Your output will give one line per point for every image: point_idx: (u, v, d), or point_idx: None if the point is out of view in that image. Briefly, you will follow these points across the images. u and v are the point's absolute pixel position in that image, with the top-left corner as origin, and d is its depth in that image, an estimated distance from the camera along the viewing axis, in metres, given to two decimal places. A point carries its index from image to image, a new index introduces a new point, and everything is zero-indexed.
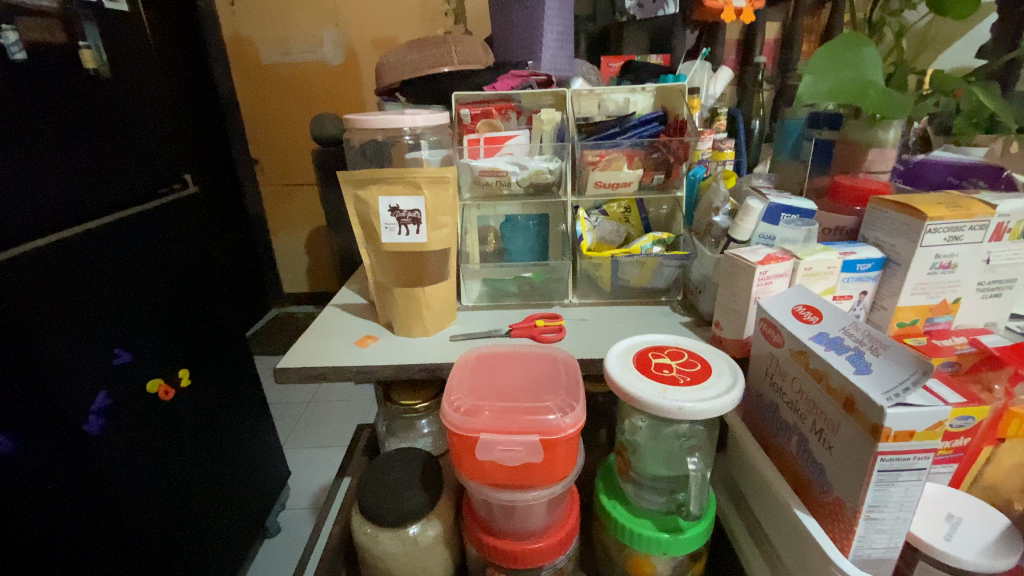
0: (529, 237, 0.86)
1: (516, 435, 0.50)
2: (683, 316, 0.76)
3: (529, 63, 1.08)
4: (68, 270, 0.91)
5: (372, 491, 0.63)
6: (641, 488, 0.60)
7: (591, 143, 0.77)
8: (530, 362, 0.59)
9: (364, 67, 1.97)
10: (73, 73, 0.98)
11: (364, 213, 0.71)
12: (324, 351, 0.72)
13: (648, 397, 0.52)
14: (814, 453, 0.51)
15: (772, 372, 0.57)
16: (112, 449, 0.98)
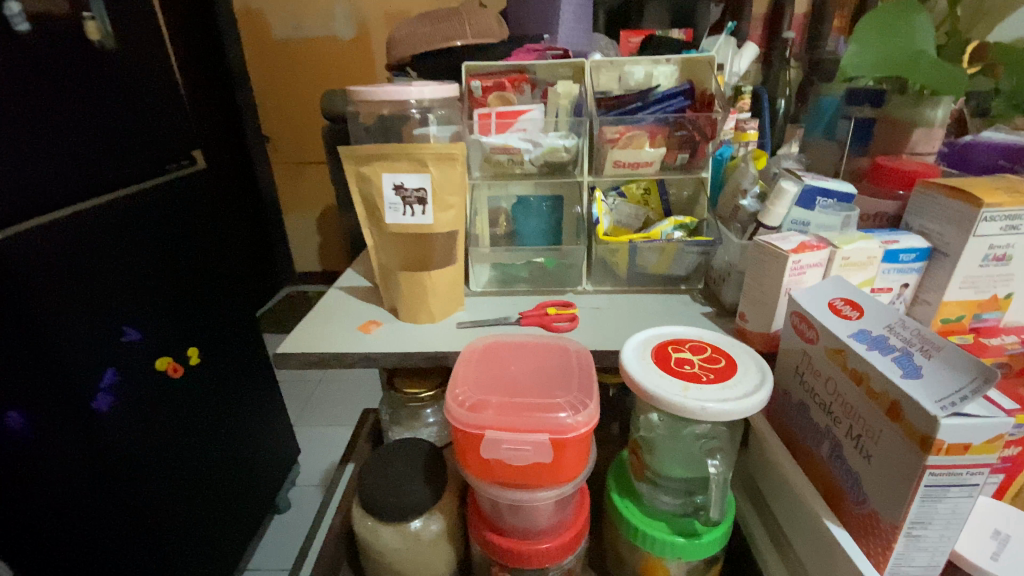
0: (543, 221, 0.81)
1: (523, 434, 0.46)
2: (704, 306, 0.72)
3: (545, 37, 1.04)
4: (72, 248, 0.88)
5: (374, 483, 0.60)
6: (657, 488, 0.57)
7: (611, 118, 0.72)
8: (540, 354, 0.55)
9: (377, 41, 1.94)
10: (84, 45, 0.92)
11: (367, 192, 0.67)
12: (325, 336, 0.69)
13: (668, 395, 0.48)
14: (850, 460, 0.47)
15: (803, 370, 0.53)
16: (120, 426, 0.96)
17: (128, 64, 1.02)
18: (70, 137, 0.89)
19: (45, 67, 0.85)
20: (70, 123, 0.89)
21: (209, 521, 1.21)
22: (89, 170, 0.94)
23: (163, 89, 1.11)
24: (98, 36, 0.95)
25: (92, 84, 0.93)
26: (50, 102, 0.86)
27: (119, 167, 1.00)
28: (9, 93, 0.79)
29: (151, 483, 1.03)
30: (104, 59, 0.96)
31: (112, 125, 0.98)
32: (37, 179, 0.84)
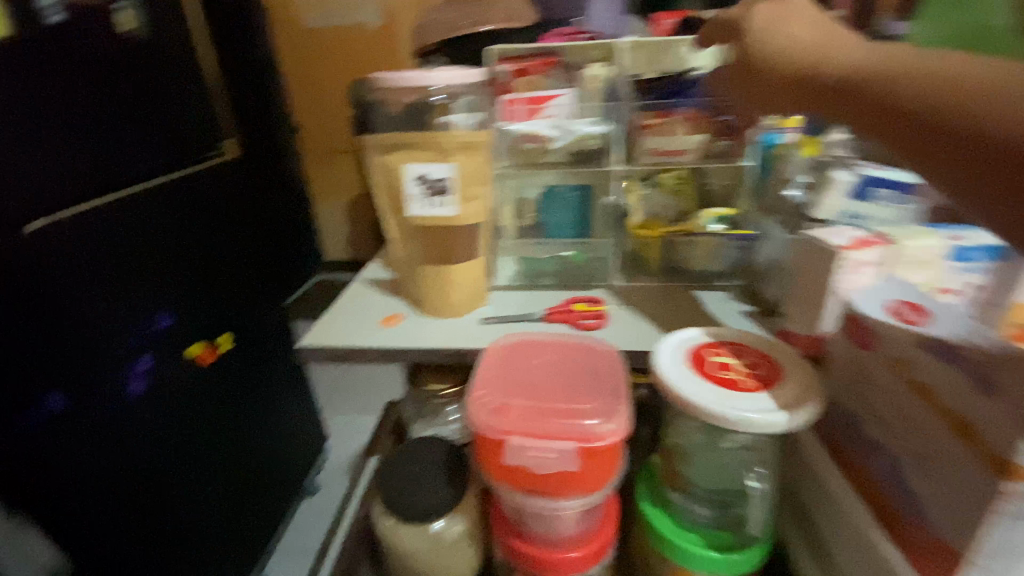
0: (571, 211, 0.75)
1: (550, 442, 0.44)
2: (743, 304, 0.67)
3: (574, 20, 1.02)
4: (107, 237, 0.89)
5: (395, 481, 0.59)
6: (691, 500, 0.53)
7: (646, 103, 0.69)
8: (568, 354, 0.52)
9: (403, 28, 1.92)
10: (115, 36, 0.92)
11: (389, 182, 0.65)
12: (348, 330, 0.67)
13: (707, 403, 0.45)
14: (910, 481, 0.43)
15: (857, 378, 0.48)
16: (153, 409, 0.99)
17: (159, 55, 1.02)
18: (103, 127, 0.90)
19: (81, 58, 0.86)
20: (104, 114, 0.90)
21: (239, 504, 1.23)
22: (120, 160, 0.95)
23: (196, 81, 1.11)
24: (132, 27, 0.95)
25: (123, 75, 0.94)
26: (84, 93, 0.86)
27: (152, 157, 1.02)
28: (41, 84, 0.80)
29: (184, 467, 1.06)
30: (138, 50, 0.96)
31: (144, 113, 0.98)
32: (67, 167, 0.85)
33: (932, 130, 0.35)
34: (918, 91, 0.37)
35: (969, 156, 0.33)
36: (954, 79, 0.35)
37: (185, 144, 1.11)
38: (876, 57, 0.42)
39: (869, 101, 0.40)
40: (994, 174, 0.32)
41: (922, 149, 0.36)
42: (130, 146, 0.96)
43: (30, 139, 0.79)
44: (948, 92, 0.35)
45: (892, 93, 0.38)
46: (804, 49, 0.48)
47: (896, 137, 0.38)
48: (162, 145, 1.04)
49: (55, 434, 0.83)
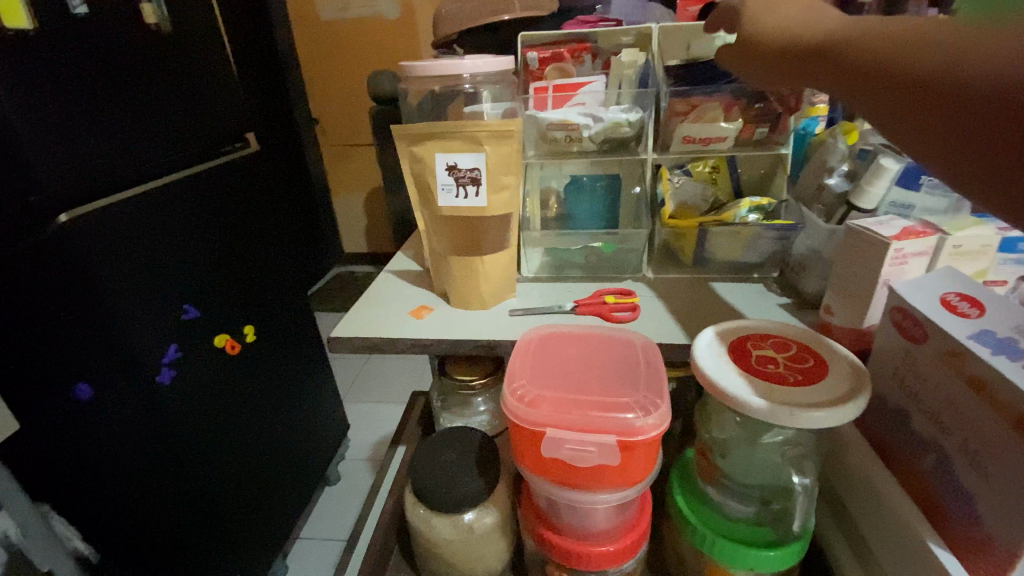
0: (596, 202, 0.75)
1: (587, 434, 0.43)
2: (779, 297, 0.66)
3: (599, 8, 1.01)
4: (133, 230, 0.91)
5: (425, 472, 0.59)
6: (727, 493, 0.52)
7: (680, 90, 0.66)
8: (602, 346, 0.51)
9: (422, 19, 1.91)
10: (139, 29, 0.92)
11: (418, 173, 0.64)
12: (376, 321, 0.67)
13: (748, 397, 0.44)
14: (961, 478, 0.41)
15: (903, 373, 0.47)
16: (181, 398, 1.00)
17: (183, 48, 1.03)
18: (131, 120, 0.92)
19: (108, 51, 0.87)
20: (133, 107, 0.92)
21: (263, 492, 1.25)
22: (148, 153, 0.96)
23: (220, 75, 1.13)
24: (154, 19, 0.96)
25: (148, 67, 0.95)
26: (110, 84, 0.87)
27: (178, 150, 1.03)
28: (68, 76, 0.81)
29: (212, 454, 1.08)
30: (161, 43, 0.98)
31: (168, 104, 0.99)
32: (100, 160, 0.87)
33: (916, 94, 0.31)
34: (900, 57, 0.33)
35: (958, 120, 0.29)
36: (939, 35, 0.31)
37: (210, 137, 1.12)
38: (849, 26, 0.38)
39: (848, 73, 0.36)
40: (982, 142, 0.28)
41: (906, 119, 0.32)
42: (156, 138, 0.98)
43: (60, 131, 0.80)
44: (929, 53, 0.31)
45: (872, 61, 0.34)
46: (783, 24, 0.43)
47: (882, 106, 0.34)
48: (187, 138, 1.05)
49: (76, 423, 0.85)
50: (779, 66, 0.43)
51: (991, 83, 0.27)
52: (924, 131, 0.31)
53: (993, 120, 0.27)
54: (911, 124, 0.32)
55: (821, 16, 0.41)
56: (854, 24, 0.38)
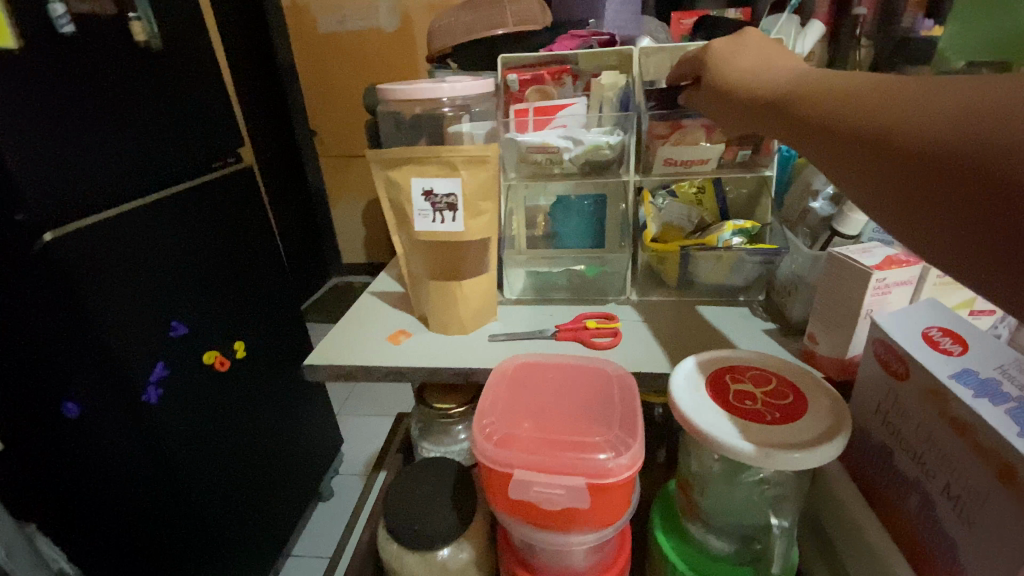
0: (583, 220, 0.75)
1: (557, 477, 0.41)
2: (765, 321, 0.64)
3: (591, 22, 1.00)
4: (120, 246, 0.90)
5: (400, 506, 0.57)
6: (708, 530, 0.50)
7: (659, 112, 0.65)
8: (578, 379, 0.50)
9: (419, 32, 1.91)
10: (127, 47, 0.91)
11: (395, 198, 0.63)
12: (353, 346, 0.66)
13: (725, 437, 0.42)
14: (942, 523, 0.39)
15: (886, 409, 0.45)
16: (168, 418, 0.98)
17: (173, 65, 1.02)
18: (119, 136, 0.91)
19: (92, 71, 0.86)
20: (121, 125, 0.91)
21: (255, 508, 1.23)
22: (139, 170, 0.95)
23: (213, 92, 1.12)
24: (144, 37, 0.95)
25: (136, 85, 0.94)
26: (95, 102, 0.86)
27: (171, 166, 1.03)
28: (53, 94, 0.80)
29: (201, 473, 1.06)
30: (149, 60, 0.97)
31: (157, 122, 0.98)
32: (87, 179, 0.86)
33: (879, 149, 0.31)
34: (858, 111, 0.33)
35: (919, 174, 0.29)
36: (897, 95, 0.32)
37: (202, 152, 1.11)
38: (817, 80, 0.39)
39: (812, 125, 0.37)
40: (943, 197, 0.28)
41: (872, 173, 0.32)
42: (146, 155, 0.96)
43: (44, 150, 0.79)
44: (885, 109, 0.32)
45: (833, 115, 0.35)
46: (761, 78, 0.44)
47: (845, 161, 0.34)
48: (177, 154, 1.04)
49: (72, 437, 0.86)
50: (753, 115, 0.44)
51: (946, 140, 0.27)
52: (889, 186, 0.31)
53: (944, 178, 0.27)
54: (874, 177, 0.32)
55: (791, 73, 0.42)
56: (822, 78, 0.38)
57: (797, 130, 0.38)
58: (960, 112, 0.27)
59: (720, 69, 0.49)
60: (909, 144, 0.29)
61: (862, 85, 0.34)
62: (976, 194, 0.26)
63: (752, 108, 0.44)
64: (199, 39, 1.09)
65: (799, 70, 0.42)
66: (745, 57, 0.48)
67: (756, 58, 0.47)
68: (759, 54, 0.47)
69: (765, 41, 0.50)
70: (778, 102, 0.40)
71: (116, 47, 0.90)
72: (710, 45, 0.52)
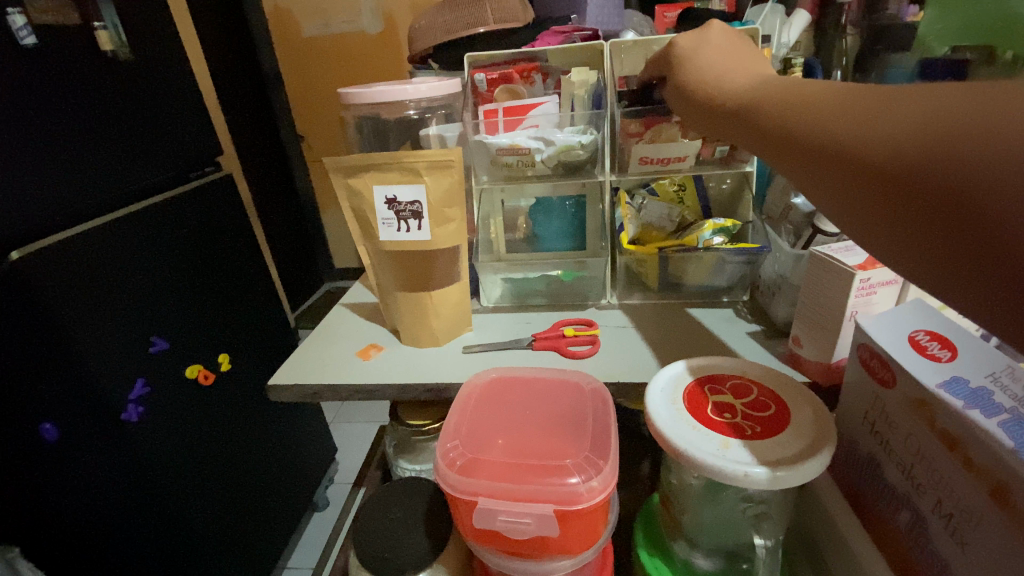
0: (565, 223, 0.72)
1: (523, 504, 0.39)
2: (750, 323, 0.62)
3: (573, 18, 0.97)
4: (92, 264, 0.86)
5: (373, 529, 0.54)
6: (692, 548, 0.48)
7: (632, 110, 0.63)
8: (549, 395, 0.47)
9: (404, 33, 1.87)
10: (91, 58, 0.88)
11: (358, 207, 0.60)
12: (323, 363, 0.63)
13: (702, 456, 0.39)
14: (934, 542, 0.37)
15: (874, 418, 0.43)
16: (148, 438, 0.95)
17: (143, 74, 0.99)
18: (87, 149, 0.87)
19: (56, 83, 0.83)
20: (90, 138, 0.88)
21: (246, 524, 1.20)
22: (109, 182, 0.92)
23: (187, 101, 1.09)
24: (112, 47, 0.92)
25: (104, 96, 0.91)
26: (60, 115, 0.83)
27: (145, 177, 0.99)
28: (13, 109, 0.77)
29: (191, 488, 1.04)
30: (117, 69, 0.93)
31: (127, 133, 0.95)
32: (52, 196, 0.82)
33: (839, 165, 0.29)
34: (817, 125, 0.31)
35: (886, 195, 0.26)
36: (854, 106, 0.29)
37: (178, 164, 1.07)
38: (775, 89, 0.36)
39: (772, 139, 0.34)
40: (915, 220, 0.25)
41: (836, 192, 0.29)
42: (117, 167, 0.93)
43: (5, 167, 0.75)
44: (840, 121, 0.29)
45: (793, 130, 0.32)
46: (726, 84, 0.41)
47: (810, 178, 0.31)
48: (151, 165, 1.01)
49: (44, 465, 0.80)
50: (716, 127, 0.41)
51: (911, 157, 0.25)
52: (855, 206, 0.28)
53: (912, 193, 0.25)
54: (839, 194, 0.29)
55: (753, 79, 0.40)
56: (780, 87, 0.36)
57: (759, 143, 0.36)
58: (920, 126, 0.25)
59: (685, 67, 0.46)
60: (871, 161, 0.27)
61: (821, 95, 0.32)
62: (948, 215, 0.24)
63: (713, 119, 0.41)
64: (171, 48, 1.06)
65: (764, 76, 0.40)
66: (714, 55, 0.45)
67: (719, 60, 0.45)
68: (719, 57, 0.45)
69: (729, 40, 0.47)
70: (738, 114, 0.38)
71: (80, 57, 0.87)
72: (673, 41, 0.49)
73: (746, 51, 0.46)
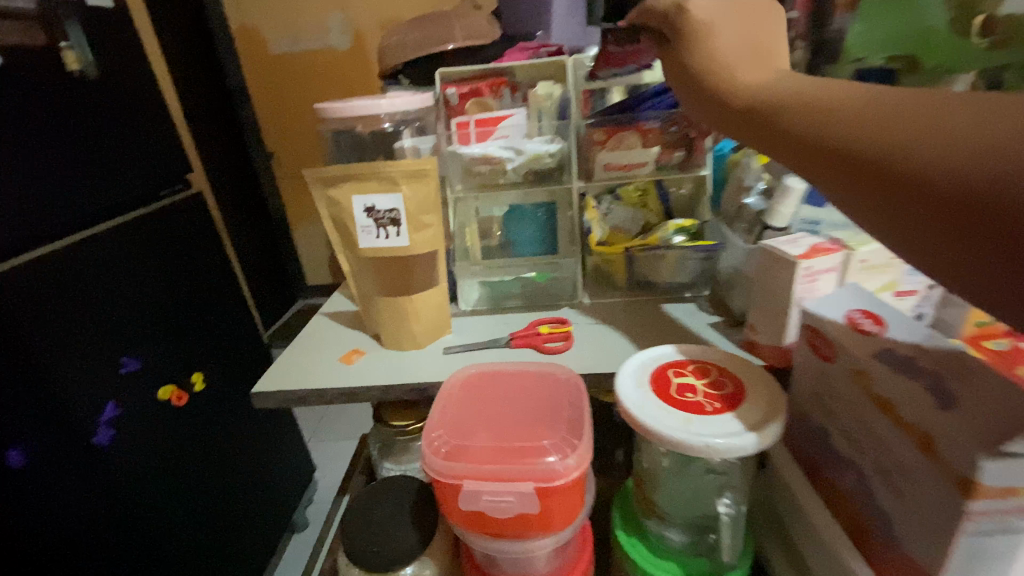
0: (537, 229, 0.75)
1: (507, 484, 0.41)
2: (711, 316, 0.66)
3: (540, 33, 1.01)
4: (60, 285, 0.86)
5: (361, 528, 0.56)
6: (665, 525, 0.51)
7: (596, 120, 0.68)
8: (528, 385, 0.50)
9: (373, 50, 1.91)
10: (59, 77, 0.89)
11: (338, 216, 0.63)
12: (306, 370, 0.65)
13: (669, 431, 0.43)
14: (878, 498, 0.41)
15: (821, 392, 0.47)
16: (121, 462, 0.94)
17: (111, 93, 1.00)
18: (54, 167, 0.87)
19: (23, 102, 0.83)
20: (58, 155, 0.88)
21: (222, 547, 1.18)
22: (78, 201, 0.92)
23: (155, 119, 1.10)
24: (78, 65, 0.92)
25: (73, 114, 0.91)
26: (28, 134, 0.83)
27: (113, 196, 0.99)
28: None
29: (167, 510, 1.03)
30: (84, 89, 0.94)
31: (94, 151, 0.95)
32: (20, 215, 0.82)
33: (881, 180, 0.29)
34: (853, 134, 0.31)
35: (918, 201, 0.27)
36: (894, 117, 0.29)
37: (147, 182, 1.08)
38: (801, 90, 0.36)
39: (802, 143, 0.34)
40: (960, 238, 0.26)
41: (875, 204, 0.30)
42: (85, 187, 0.93)
43: None
44: (872, 125, 0.30)
45: (824, 136, 0.32)
46: (743, 78, 0.41)
47: (847, 190, 0.31)
48: (118, 183, 1.01)
49: (9, 492, 0.76)
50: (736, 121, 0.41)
51: (944, 167, 0.26)
52: (890, 219, 0.29)
53: (945, 202, 0.26)
54: (871, 199, 0.30)
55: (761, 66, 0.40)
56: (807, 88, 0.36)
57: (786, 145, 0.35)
58: (971, 144, 0.25)
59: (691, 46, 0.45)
60: (915, 179, 0.27)
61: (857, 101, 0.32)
62: (976, 225, 0.25)
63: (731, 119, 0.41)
64: (138, 66, 1.07)
65: (786, 74, 0.40)
66: (726, 37, 0.43)
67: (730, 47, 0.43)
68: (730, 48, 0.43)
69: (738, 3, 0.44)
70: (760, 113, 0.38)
71: (49, 76, 0.88)
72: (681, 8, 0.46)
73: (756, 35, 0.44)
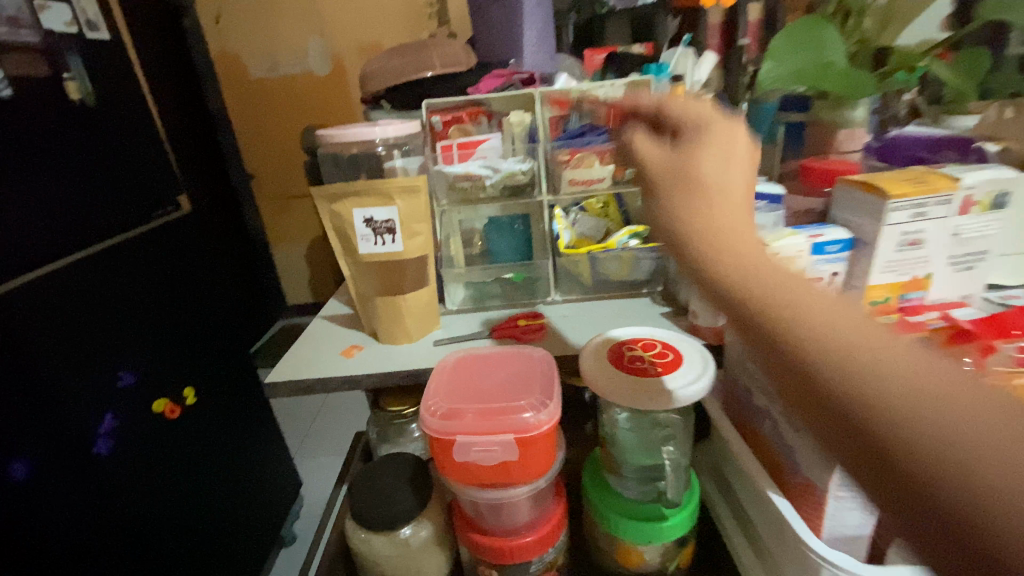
0: (514, 239, 0.87)
1: (492, 436, 0.51)
2: (663, 307, 0.77)
3: (511, 62, 1.11)
4: (66, 299, 0.93)
5: (365, 496, 0.64)
6: (624, 478, 0.61)
7: (562, 144, 0.81)
8: (506, 362, 0.61)
9: (351, 74, 2.01)
10: (59, 104, 0.98)
11: (339, 226, 0.72)
12: (310, 363, 0.73)
13: (622, 391, 0.54)
14: (785, 437, 0.52)
15: (743, 357, 0.58)
16: (118, 471, 0.99)
17: (104, 120, 1.07)
18: (52, 193, 0.95)
19: (25, 134, 0.90)
20: (55, 181, 0.96)
21: (214, 553, 1.23)
22: (69, 227, 0.98)
23: (141, 143, 1.17)
24: (79, 94, 1.03)
25: (67, 141, 0.99)
26: (32, 162, 0.91)
27: (105, 218, 1.06)
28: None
29: (160, 518, 1.08)
30: (81, 115, 1.03)
31: (88, 176, 1.03)
32: (23, 237, 0.89)
33: (932, 507, 0.22)
34: (895, 423, 0.23)
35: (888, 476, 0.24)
36: (930, 394, 0.23)
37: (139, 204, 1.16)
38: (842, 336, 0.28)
39: (865, 449, 0.24)
40: None
41: (897, 506, 0.24)
42: (82, 210, 1.01)
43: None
44: (833, 349, 0.26)
45: (874, 428, 0.24)
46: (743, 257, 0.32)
47: (907, 516, 0.23)
48: (111, 205, 1.08)
49: (15, 503, 0.80)
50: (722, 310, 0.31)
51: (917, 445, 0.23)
52: (852, 470, 0.25)
53: (911, 493, 0.23)
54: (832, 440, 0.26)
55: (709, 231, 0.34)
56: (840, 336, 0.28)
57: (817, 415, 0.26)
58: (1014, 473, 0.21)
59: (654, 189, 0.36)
60: (989, 532, 0.21)
61: (950, 408, 0.23)
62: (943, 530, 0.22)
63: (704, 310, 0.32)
64: (126, 95, 1.15)
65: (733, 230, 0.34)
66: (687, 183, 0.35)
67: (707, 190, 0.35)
68: (713, 192, 0.34)
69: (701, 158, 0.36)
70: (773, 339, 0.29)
71: (52, 105, 0.97)
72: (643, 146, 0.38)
73: (743, 183, 0.36)
